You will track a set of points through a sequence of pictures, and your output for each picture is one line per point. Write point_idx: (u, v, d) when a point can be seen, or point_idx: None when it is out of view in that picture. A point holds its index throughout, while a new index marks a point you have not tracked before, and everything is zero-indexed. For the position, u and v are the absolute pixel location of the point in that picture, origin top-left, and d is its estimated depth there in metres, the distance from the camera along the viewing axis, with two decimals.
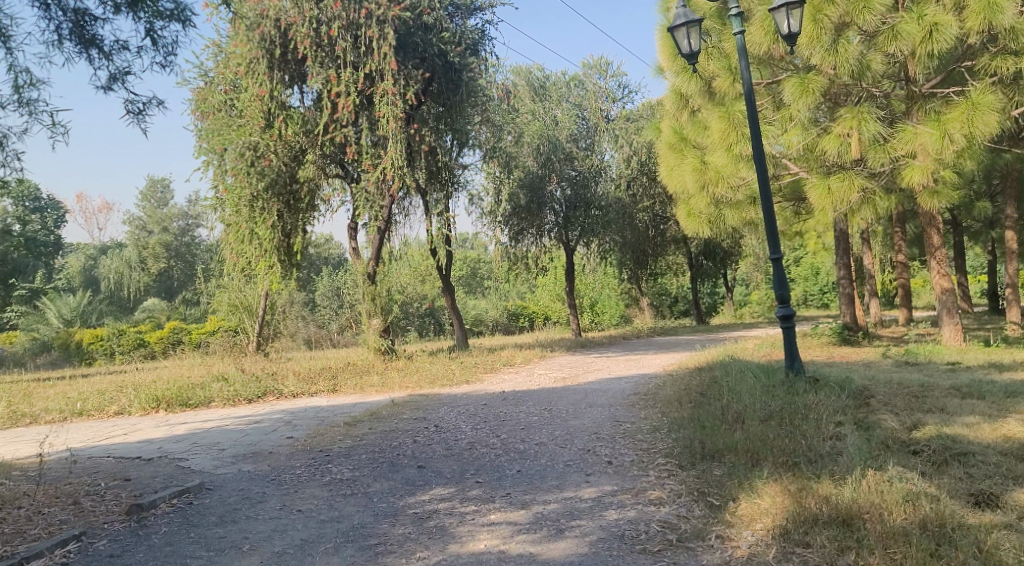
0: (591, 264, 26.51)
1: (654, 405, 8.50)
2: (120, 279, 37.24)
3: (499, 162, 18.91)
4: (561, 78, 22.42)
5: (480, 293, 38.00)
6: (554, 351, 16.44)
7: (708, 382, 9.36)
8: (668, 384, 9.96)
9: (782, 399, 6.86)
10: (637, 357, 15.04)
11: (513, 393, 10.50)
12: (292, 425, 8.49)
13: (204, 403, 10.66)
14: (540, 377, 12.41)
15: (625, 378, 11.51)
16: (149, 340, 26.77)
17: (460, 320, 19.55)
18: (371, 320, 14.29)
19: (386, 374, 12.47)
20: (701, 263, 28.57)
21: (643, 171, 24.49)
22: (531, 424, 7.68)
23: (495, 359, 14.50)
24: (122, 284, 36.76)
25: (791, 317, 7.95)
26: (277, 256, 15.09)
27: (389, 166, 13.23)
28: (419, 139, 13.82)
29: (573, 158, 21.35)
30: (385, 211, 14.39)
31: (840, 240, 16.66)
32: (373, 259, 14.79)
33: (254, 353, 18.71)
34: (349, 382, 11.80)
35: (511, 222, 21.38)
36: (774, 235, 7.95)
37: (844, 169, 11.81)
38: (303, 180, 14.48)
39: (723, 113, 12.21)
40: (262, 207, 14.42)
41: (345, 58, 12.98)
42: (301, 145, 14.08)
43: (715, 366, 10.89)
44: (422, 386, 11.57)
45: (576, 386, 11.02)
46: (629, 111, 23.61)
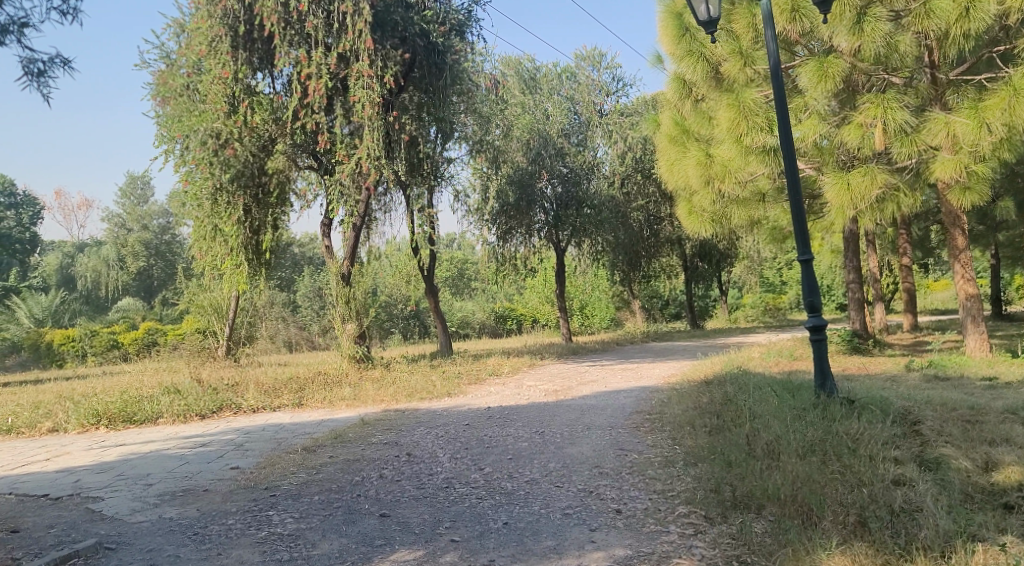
0: (582, 266, 25.41)
1: (662, 429, 7.39)
2: (97, 277, 35.88)
3: (486, 158, 17.73)
4: (552, 71, 21.49)
5: (467, 295, 36.88)
6: (545, 359, 15.30)
7: (721, 401, 8.28)
8: (675, 402, 8.86)
9: (821, 428, 5.77)
10: (634, 366, 13.94)
11: (499, 410, 9.37)
12: (243, 450, 7.33)
13: (151, 419, 9.47)
14: (530, 390, 11.26)
15: (625, 392, 10.39)
16: (122, 342, 25.51)
17: (445, 324, 18.36)
18: (345, 325, 13.05)
19: (360, 385, 11.31)
20: (696, 265, 27.56)
21: (638, 169, 23.42)
22: (521, 453, 6.56)
23: (481, 367, 13.35)
24: (99, 283, 35.42)
25: (823, 329, 6.88)
26: (246, 254, 13.99)
27: (365, 157, 12.04)
28: (398, 126, 12.58)
29: (564, 153, 20.31)
30: (361, 207, 13.22)
31: (849, 243, 15.73)
32: (348, 258, 13.67)
33: (224, 357, 17.50)
34: (317, 394, 10.62)
35: (499, 221, 20.25)
36: (804, 232, 6.87)
37: (865, 164, 10.80)
38: (273, 172, 13.36)
39: (732, 101, 11.14)
40: (227, 202, 13.30)
41: (316, 37, 11.79)
42: (271, 135, 13.02)
43: (726, 380, 9.80)
44: (399, 400, 10.41)
45: (569, 401, 9.87)
46: (624, 106, 22.49)
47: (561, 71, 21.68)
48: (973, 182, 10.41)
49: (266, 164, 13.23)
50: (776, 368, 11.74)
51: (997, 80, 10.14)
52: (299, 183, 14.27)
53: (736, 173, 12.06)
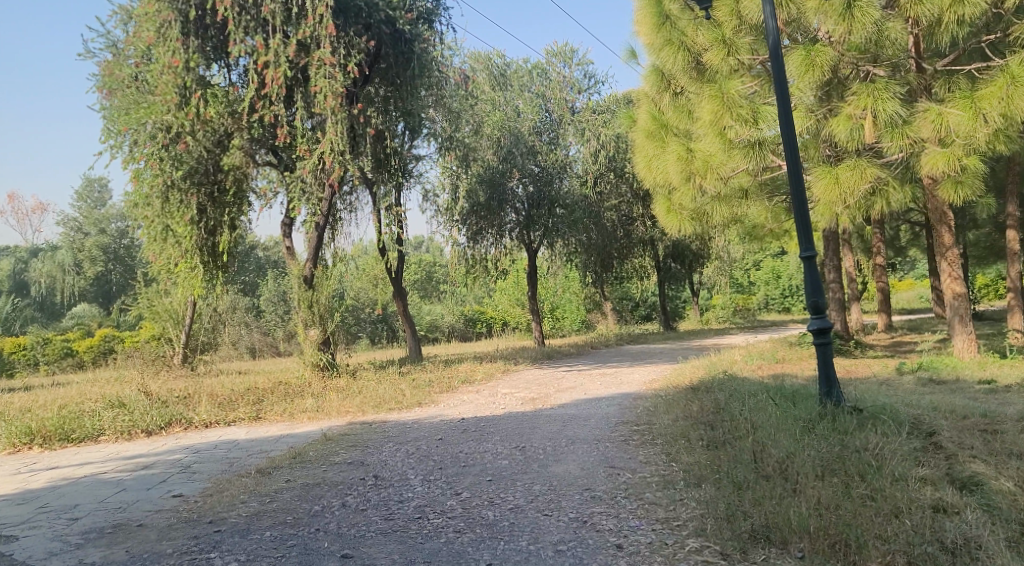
0: (554, 268, 24.83)
1: (654, 442, 6.77)
2: (52, 283, 34.51)
3: (455, 157, 17.04)
4: (522, 66, 20.69)
5: (436, 298, 36.09)
6: (519, 363, 14.65)
7: (713, 410, 7.70)
8: (662, 411, 8.27)
9: (835, 442, 5.23)
10: (612, 371, 13.35)
11: (474, 421, 8.70)
12: (189, 473, 6.58)
13: (91, 437, 8.65)
14: (505, 399, 10.59)
15: (606, 401, 9.77)
16: (77, 350, 24.31)
17: (413, 328, 17.62)
18: (308, 331, 12.29)
19: (323, 395, 10.56)
20: (669, 266, 27.18)
21: (610, 167, 22.86)
22: (501, 473, 5.90)
23: (453, 374, 12.65)
24: (54, 289, 34.03)
25: (827, 332, 6.32)
26: (200, 257, 13.15)
27: (328, 152, 11.31)
28: (362, 118, 11.84)
29: (535, 152, 19.75)
30: (324, 206, 12.44)
31: (829, 242, 15.33)
32: (310, 259, 12.94)
33: (180, 366, 16.61)
34: (276, 406, 9.85)
35: (469, 222, 19.58)
36: (807, 226, 6.32)
37: (853, 157, 10.34)
38: (228, 169, 12.54)
39: (715, 92, 10.62)
40: (179, 200, 12.43)
41: (274, 23, 11.03)
42: (226, 129, 12.24)
43: (714, 387, 9.23)
44: (365, 412, 9.68)
45: (548, 411, 9.22)
46: (597, 103, 21.74)
47: (532, 67, 20.81)
48: (966, 176, 10.04)
49: (221, 161, 12.41)
50: (763, 373, 11.23)
51: (991, 69, 9.74)
52: (259, 181, 13.48)
53: (719, 168, 11.53)
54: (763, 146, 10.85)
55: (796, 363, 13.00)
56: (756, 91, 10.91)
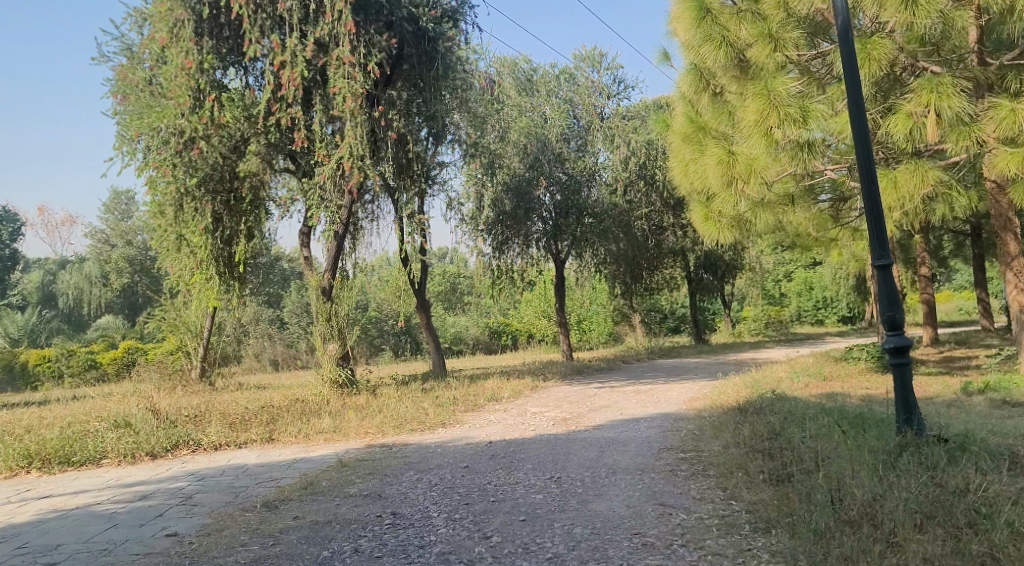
0: (581, 279, 24.11)
1: (706, 474, 6.03)
2: (79, 295, 34.37)
3: (480, 164, 16.44)
4: (549, 71, 19.98)
5: (460, 310, 35.45)
6: (548, 379, 13.95)
7: (768, 437, 6.93)
8: (710, 436, 7.51)
9: (929, 481, 4.49)
10: (648, 388, 12.57)
11: (503, 445, 8.02)
12: (190, 506, 5.96)
13: (92, 460, 8.07)
14: (535, 419, 9.87)
15: (645, 422, 9.02)
16: (100, 362, 23.99)
17: (437, 342, 16.97)
18: (326, 346, 11.66)
19: (342, 414, 9.93)
20: (701, 277, 26.31)
21: (640, 175, 22.13)
22: (536, 510, 5.22)
23: (479, 391, 11.99)
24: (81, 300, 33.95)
25: (905, 351, 5.56)
26: (216, 266, 12.70)
27: (347, 156, 10.75)
28: (383, 121, 11.27)
29: (563, 159, 19.11)
30: (344, 213, 11.86)
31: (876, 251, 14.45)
32: (328, 270, 12.34)
33: (198, 380, 16.11)
34: (290, 426, 9.22)
35: (495, 231, 18.98)
36: (880, 231, 5.60)
37: (913, 159, 9.56)
38: (244, 175, 12.02)
39: (760, 90, 9.93)
40: (192, 208, 11.88)
41: (291, 21, 10.51)
42: (243, 134, 11.76)
43: (764, 409, 8.44)
44: (385, 434, 9.03)
45: (583, 433, 8.51)
46: (626, 108, 21.01)
47: (559, 72, 20.14)
48: None
49: (238, 167, 11.90)
50: (813, 392, 10.41)
51: None
52: (278, 188, 12.98)
53: (763, 172, 10.79)
54: (812, 147, 10.11)
55: (845, 381, 12.18)
56: (804, 89, 10.19)
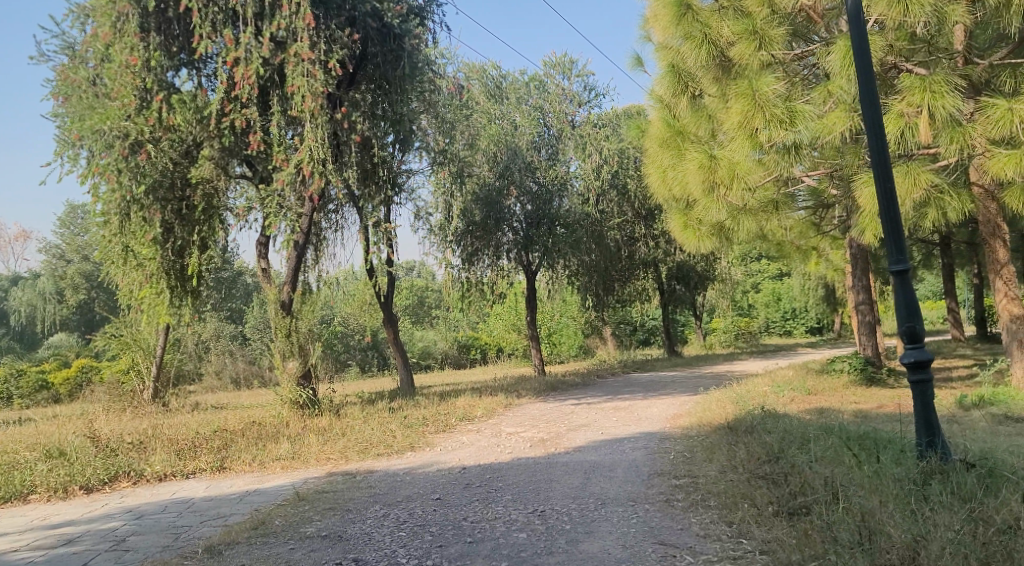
0: (552, 292, 23.52)
1: (707, 505, 5.45)
2: (32, 312, 32.88)
3: (449, 173, 15.79)
4: (518, 78, 19.36)
5: (427, 324, 34.64)
6: (521, 396, 13.32)
7: (769, 460, 6.37)
8: (704, 459, 6.92)
9: (969, 517, 3.96)
10: (627, 405, 11.99)
11: (478, 471, 7.36)
12: (123, 551, 5.22)
13: (19, 496, 7.23)
14: (510, 440, 9.21)
15: (629, 443, 8.41)
16: (52, 382, 22.81)
17: (405, 358, 16.23)
18: (286, 363, 10.89)
19: (303, 438, 9.20)
20: (673, 288, 25.89)
21: (613, 185, 21.70)
22: (519, 554, 4.59)
23: (450, 409, 11.33)
24: (35, 317, 32.58)
25: (926, 367, 5.01)
26: (168, 280, 12.00)
27: (307, 160, 10.07)
28: (347, 123, 10.60)
29: (534, 168, 18.58)
30: (305, 221, 11.17)
31: (856, 259, 14.09)
32: (288, 282, 11.54)
33: (151, 402, 15.20)
34: (244, 453, 8.45)
35: (464, 242, 18.38)
36: (897, 233, 5.10)
37: (904, 162, 9.15)
38: (197, 182, 11.25)
39: (744, 91, 9.50)
40: (140, 217, 11.15)
41: (246, 15, 9.85)
42: (195, 138, 11.01)
43: (757, 427, 7.88)
44: (349, 460, 8.30)
45: (564, 456, 7.90)
46: (598, 116, 20.47)
47: (529, 79, 19.52)
48: None
49: (190, 173, 11.12)
50: (802, 408, 9.91)
51: None
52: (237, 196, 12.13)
53: (746, 178, 10.32)
54: (798, 151, 9.64)
55: (831, 394, 11.72)
56: (790, 89, 9.75)
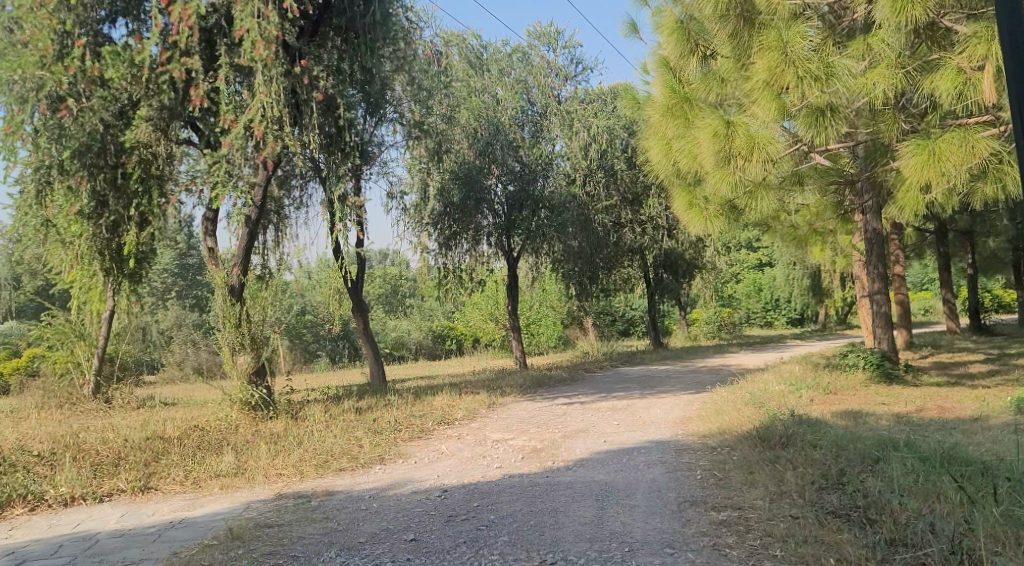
0: (533, 281, 22.17)
1: (771, 556, 4.15)
2: None
3: (426, 150, 14.31)
4: (500, 49, 17.70)
5: (402, 313, 33.18)
6: (504, 394, 11.93)
7: (831, 489, 5.07)
8: (742, 484, 5.58)
9: None
10: (625, 405, 10.66)
11: (461, 494, 5.98)
12: None
13: None
14: (497, 451, 7.81)
15: (640, 456, 7.07)
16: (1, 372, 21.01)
17: (376, 349, 14.80)
18: (236, 358, 9.38)
19: (253, 447, 7.74)
20: (661, 275, 24.29)
21: (601, 165, 20.33)
22: None
23: (426, 410, 9.93)
24: None
25: None
26: (102, 261, 10.51)
27: (257, 119, 8.58)
28: (308, 79, 9.07)
29: (517, 146, 17.17)
30: (258, 192, 9.70)
31: (872, 245, 12.74)
32: (239, 264, 9.90)
33: (93, 398, 13.63)
34: (175, 468, 6.98)
35: (441, 225, 16.93)
36: None
37: (958, 127, 7.90)
38: (133, 147, 9.66)
39: (772, 42, 8.11)
40: (64, 184, 9.54)
41: None
42: (131, 95, 9.43)
43: (798, 439, 6.55)
44: (303, 478, 6.88)
45: (565, 474, 6.54)
46: (584, 92, 19.03)
47: (511, 50, 17.93)
48: None
49: (124, 137, 9.54)
50: (832, 412, 8.64)
51: None
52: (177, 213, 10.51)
53: (769, 147, 8.98)
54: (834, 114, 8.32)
55: (855, 394, 10.49)
56: (822, 41, 8.43)
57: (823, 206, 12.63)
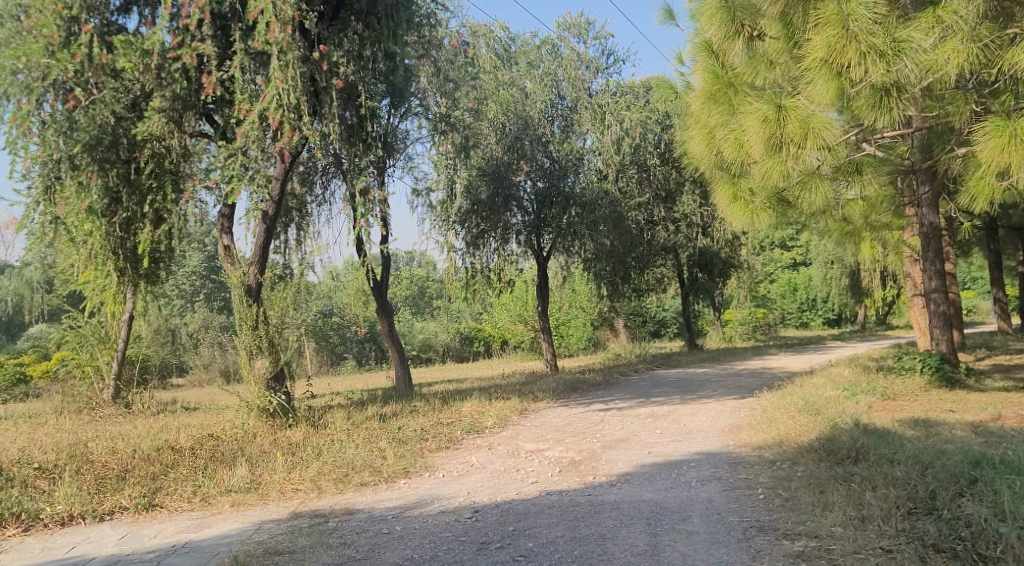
0: (563, 281, 21.50)
1: None
2: (19, 301, 30.89)
3: (453, 146, 13.65)
4: (529, 41, 17.04)
5: (430, 315, 32.75)
6: (536, 399, 11.28)
7: (923, 517, 4.40)
8: (814, 506, 4.89)
9: None
10: (666, 412, 9.96)
11: (495, 514, 5.38)
12: None
13: None
14: (531, 463, 7.17)
15: (690, 471, 6.40)
16: (30, 375, 20.84)
17: (402, 352, 14.23)
18: (254, 362, 8.83)
19: (268, 459, 7.19)
20: (695, 275, 23.49)
21: (633, 160, 19.61)
22: None
23: (454, 417, 9.32)
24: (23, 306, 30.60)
25: None
26: (116, 261, 10.07)
27: (273, 106, 8.05)
28: (328, 65, 8.59)
29: (546, 141, 16.53)
30: (276, 186, 9.20)
31: (928, 240, 11.89)
32: (256, 263, 9.36)
33: (111, 403, 13.20)
34: (184, 483, 6.46)
35: (468, 224, 16.35)
36: None
37: None
38: (145, 140, 9.17)
39: (831, 16, 7.38)
40: (75, 179, 9.05)
41: None
42: (144, 86, 8.96)
43: (871, 453, 5.83)
44: (321, 494, 6.32)
45: (609, 491, 5.91)
46: (616, 85, 18.33)
47: (540, 43, 17.15)
48: None
49: (136, 130, 9.07)
50: (898, 421, 7.89)
51: None
52: (195, 210, 9.94)
53: (824, 132, 8.26)
54: (900, 94, 7.57)
55: (917, 400, 9.70)
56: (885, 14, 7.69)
57: (875, 198, 11.84)
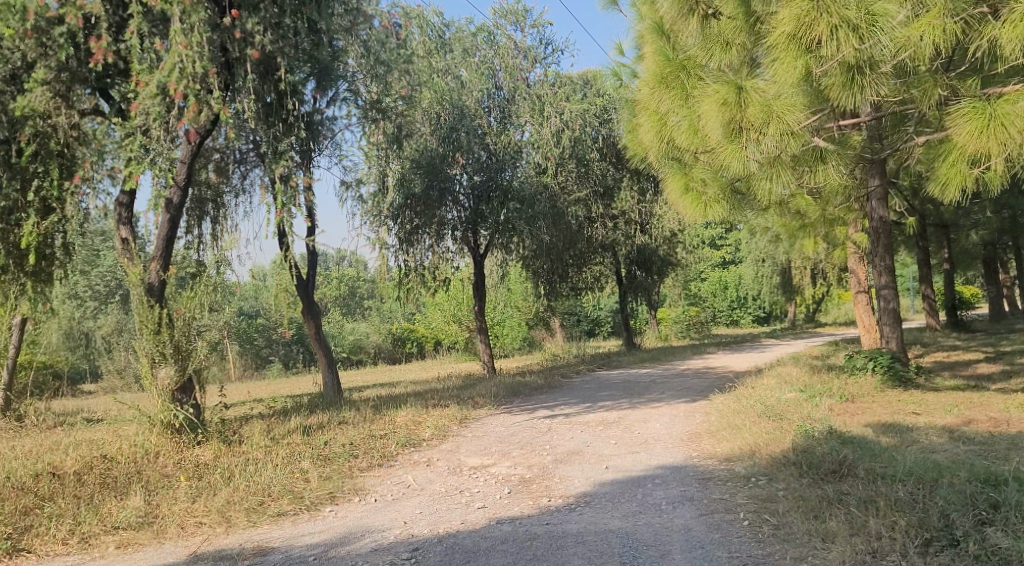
0: (499, 279, 20.75)
1: None
2: None
3: (385, 136, 12.69)
4: (465, 27, 16.12)
5: (359, 315, 31.61)
6: (475, 405, 10.46)
7: (945, 553, 3.83)
8: (812, 537, 4.28)
9: None
10: (617, 418, 9.25)
11: (442, 552, 4.58)
12: None
13: None
14: (477, 483, 6.34)
15: (658, 490, 5.70)
16: None
17: (330, 356, 13.18)
18: (157, 372, 7.73)
19: (168, 485, 6.17)
20: (633, 273, 23.02)
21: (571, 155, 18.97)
22: None
23: (387, 428, 8.42)
24: None
25: None
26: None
27: (175, 74, 7.03)
28: (240, 33, 7.65)
29: (483, 133, 15.69)
30: (181, 170, 8.12)
31: (878, 235, 11.50)
32: (159, 258, 8.25)
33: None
34: (62, 520, 5.42)
35: (401, 219, 15.40)
36: None
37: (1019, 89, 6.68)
38: (26, 116, 7.94)
39: None
40: None
41: None
42: (24, 55, 7.80)
43: (860, 468, 5.21)
44: (232, 528, 5.38)
45: (572, 516, 5.16)
46: (554, 75, 17.65)
47: (476, 29, 16.30)
48: None
49: (14, 104, 7.88)
50: (868, 426, 7.37)
51: None
52: (98, 201, 8.74)
53: (787, 116, 7.70)
54: (870, 74, 7.01)
55: (876, 401, 9.27)
56: None
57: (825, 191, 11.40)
